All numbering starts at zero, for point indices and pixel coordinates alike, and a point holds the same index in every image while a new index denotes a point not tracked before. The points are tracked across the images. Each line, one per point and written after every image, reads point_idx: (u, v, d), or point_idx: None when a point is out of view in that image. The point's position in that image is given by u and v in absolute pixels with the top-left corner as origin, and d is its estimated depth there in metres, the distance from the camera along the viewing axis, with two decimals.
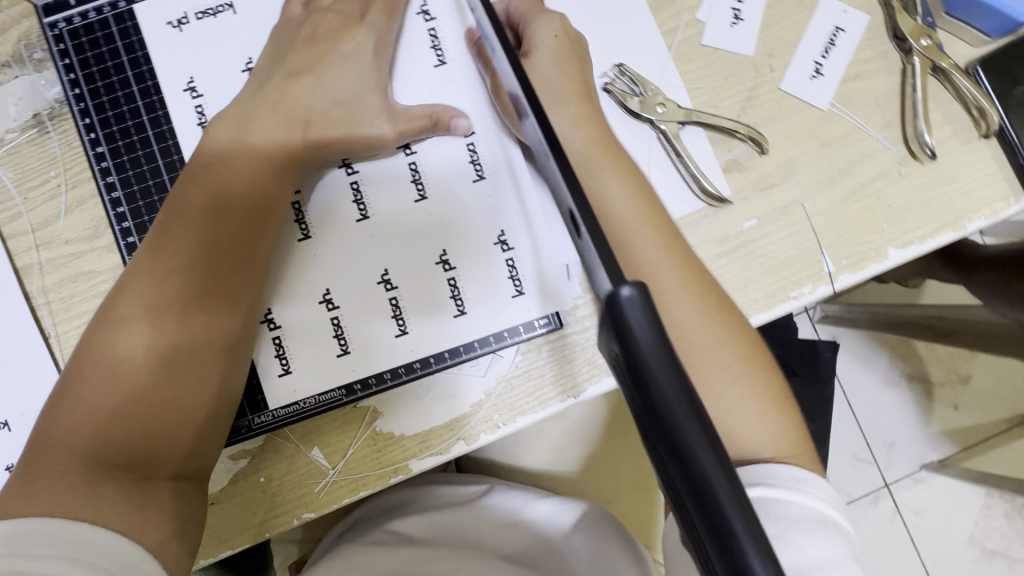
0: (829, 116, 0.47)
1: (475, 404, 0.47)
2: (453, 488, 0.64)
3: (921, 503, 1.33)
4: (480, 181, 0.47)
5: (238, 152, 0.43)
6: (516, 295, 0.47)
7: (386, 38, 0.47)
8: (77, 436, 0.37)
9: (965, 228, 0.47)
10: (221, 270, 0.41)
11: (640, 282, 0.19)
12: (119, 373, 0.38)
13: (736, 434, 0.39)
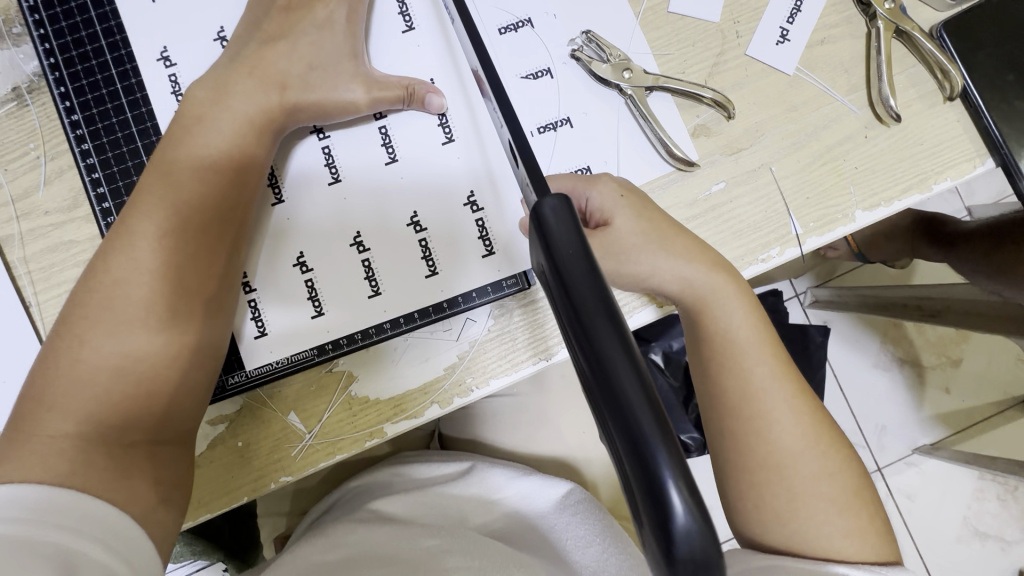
0: (795, 80, 0.48)
1: (449, 368, 0.48)
2: (433, 466, 0.64)
3: (914, 487, 1.34)
4: (450, 143, 0.48)
5: (213, 115, 0.43)
6: (487, 255, 0.48)
7: (359, 6, 0.47)
8: (67, 400, 0.37)
9: (931, 189, 0.48)
10: (204, 235, 0.41)
11: (561, 197, 0.24)
12: (104, 336, 0.38)
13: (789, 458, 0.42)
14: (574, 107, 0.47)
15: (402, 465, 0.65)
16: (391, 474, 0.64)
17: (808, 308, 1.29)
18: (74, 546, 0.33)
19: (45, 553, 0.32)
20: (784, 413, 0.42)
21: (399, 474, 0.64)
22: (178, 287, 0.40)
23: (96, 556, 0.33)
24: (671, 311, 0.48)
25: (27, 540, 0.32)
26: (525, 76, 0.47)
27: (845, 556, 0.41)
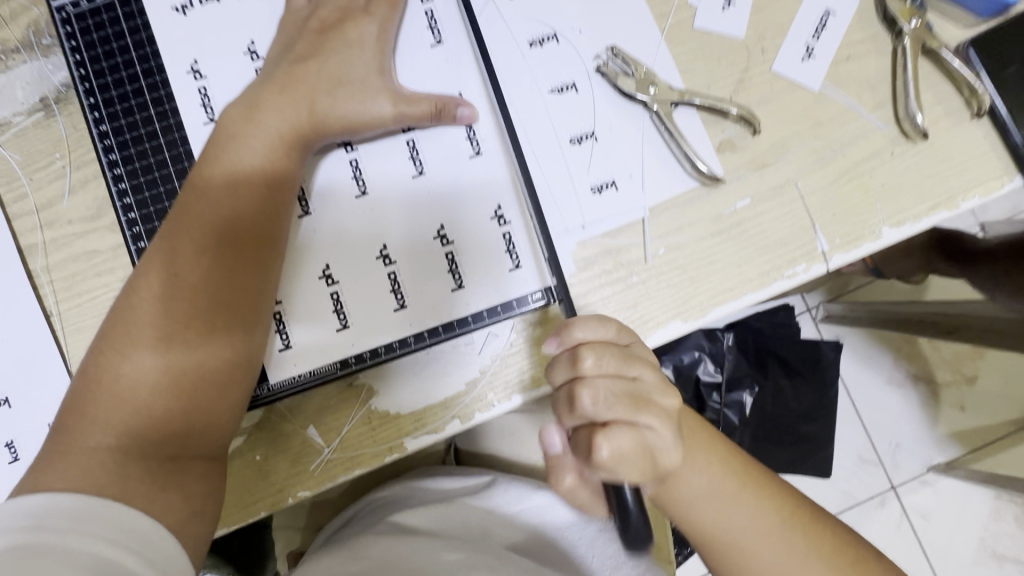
0: (821, 97, 0.48)
1: (470, 383, 0.47)
2: (452, 480, 0.64)
3: (929, 506, 1.31)
4: (477, 157, 0.47)
5: (247, 131, 0.43)
6: (514, 268, 0.47)
7: (389, 26, 0.47)
8: (110, 412, 0.38)
9: (959, 207, 0.47)
10: (241, 248, 0.41)
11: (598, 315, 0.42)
12: (143, 352, 0.39)
13: None
14: (600, 121, 0.47)
15: (422, 480, 0.65)
16: (411, 489, 0.63)
17: (820, 323, 1.27)
18: (111, 554, 0.32)
19: (78, 560, 0.31)
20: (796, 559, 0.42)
21: (420, 490, 0.63)
22: (220, 304, 0.40)
23: (132, 567, 0.33)
24: (697, 326, 0.47)
25: (62, 549, 0.31)
26: (552, 92, 0.47)
27: None
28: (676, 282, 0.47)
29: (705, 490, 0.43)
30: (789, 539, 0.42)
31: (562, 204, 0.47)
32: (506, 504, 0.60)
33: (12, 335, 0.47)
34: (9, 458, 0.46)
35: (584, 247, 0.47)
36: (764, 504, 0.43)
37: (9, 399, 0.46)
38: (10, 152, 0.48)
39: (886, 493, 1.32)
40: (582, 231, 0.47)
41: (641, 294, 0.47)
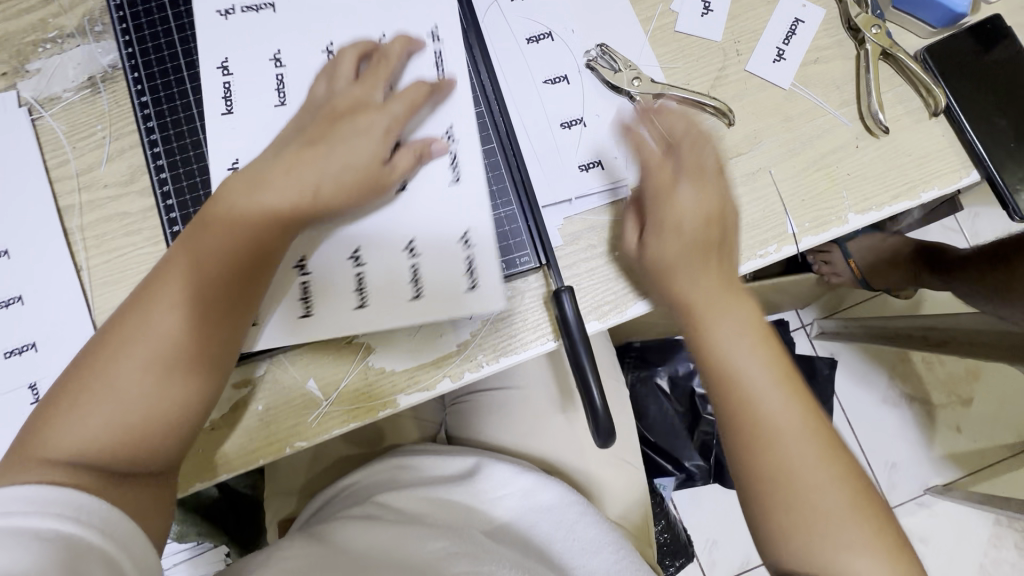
0: (791, 94, 0.52)
1: (461, 344, 0.50)
2: (437, 463, 0.64)
3: (926, 529, 1.30)
4: (474, 129, 0.50)
5: (246, 199, 0.44)
6: (505, 234, 0.50)
7: (400, 124, 0.47)
8: (76, 426, 0.39)
9: (920, 196, 0.51)
10: (222, 297, 0.43)
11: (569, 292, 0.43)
12: (116, 377, 0.40)
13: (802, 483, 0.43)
14: (588, 109, 0.52)
15: (411, 454, 0.66)
16: (400, 464, 0.64)
17: (814, 339, 1.31)
18: (73, 532, 0.36)
19: (42, 535, 0.34)
20: (808, 450, 0.43)
21: (410, 463, 0.64)
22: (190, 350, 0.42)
23: (92, 543, 0.36)
24: None
25: (26, 528, 0.34)
26: (545, 83, 0.52)
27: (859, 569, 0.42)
28: None
29: (745, 367, 0.45)
30: (817, 438, 0.44)
31: (552, 180, 0.51)
32: (491, 489, 0.61)
33: (44, 285, 0.51)
34: (33, 398, 0.50)
35: (570, 222, 0.51)
36: (796, 401, 0.44)
37: (36, 344, 0.50)
38: (58, 123, 0.53)
39: None
40: (569, 207, 0.51)
41: (623, 267, 0.51)
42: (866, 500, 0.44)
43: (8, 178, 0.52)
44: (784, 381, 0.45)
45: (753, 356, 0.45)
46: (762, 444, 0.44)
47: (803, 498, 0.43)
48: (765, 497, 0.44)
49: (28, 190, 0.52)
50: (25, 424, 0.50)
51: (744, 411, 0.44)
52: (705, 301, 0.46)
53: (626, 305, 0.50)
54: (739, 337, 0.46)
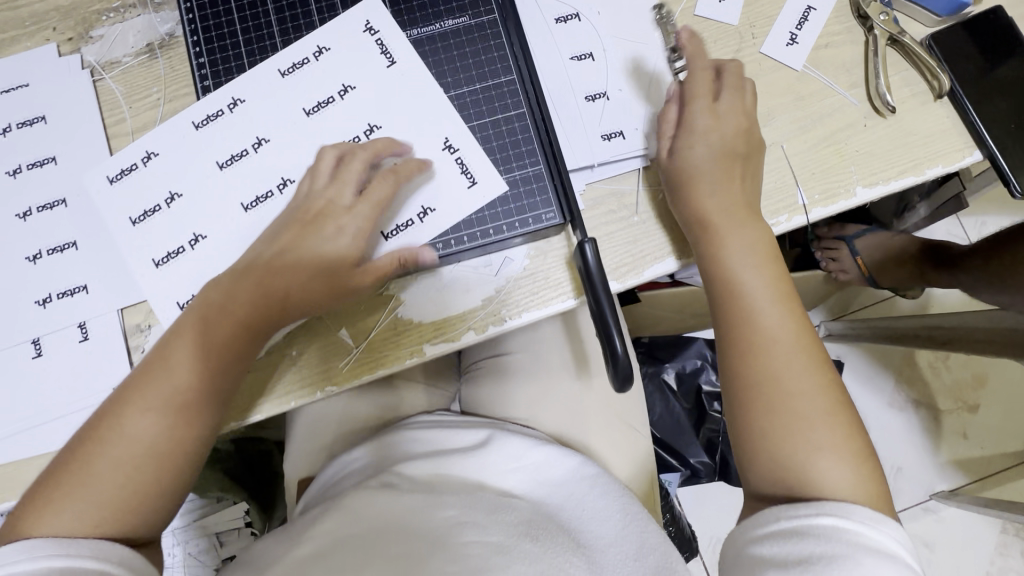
0: (803, 75, 0.56)
1: (486, 300, 0.53)
2: (453, 435, 0.64)
3: (930, 534, 1.29)
4: (508, 91, 0.53)
5: (221, 373, 0.47)
6: (532, 191, 0.51)
7: (369, 226, 0.50)
8: (76, 489, 0.42)
9: (924, 173, 0.54)
10: (216, 381, 0.46)
11: (593, 241, 0.46)
12: (119, 447, 0.43)
13: (782, 383, 0.45)
14: (611, 84, 0.55)
15: (418, 431, 0.65)
16: (407, 438, 0.64)
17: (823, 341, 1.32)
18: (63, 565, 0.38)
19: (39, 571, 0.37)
20: (789, 357, 0.46)
21: (417, 438, 0.64)
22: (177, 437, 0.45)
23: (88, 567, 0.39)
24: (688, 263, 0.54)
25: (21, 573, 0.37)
26: (572, 59, 0.55)
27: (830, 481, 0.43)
28: (671, 222, 0.54)
29: (758, 280, 0.48)
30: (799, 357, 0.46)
31: (575, 146, 0.54)
32: (504, 459, 0.60)
33: (98, 233, 0.54)
34: (81, 336, 0.53)
35: (592, 189, 0.54)
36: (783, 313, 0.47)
37: (87, 286, 0.54)
38: (117, 85, 0.57)
39: None
40: (591, 174, 0.54)
41: (641, 232, 0.54)
42: (845, 415, 0.45)
43: (68, 134, 0.56)
44: (784, 301, 0.48)
45: (751, 268, 0.48)
46: (762, 351, 0.46)
47: (785, 401, 0.45)
48: (751, 407, 0.46)
49: (88, 146, 0.56)
50: (74, 360, 0.53)
51: (742, 321, 0.47)
52: (723, 231, 0.49)
53: (643, 268, 0.53)
54: (750, 258, 0.49)
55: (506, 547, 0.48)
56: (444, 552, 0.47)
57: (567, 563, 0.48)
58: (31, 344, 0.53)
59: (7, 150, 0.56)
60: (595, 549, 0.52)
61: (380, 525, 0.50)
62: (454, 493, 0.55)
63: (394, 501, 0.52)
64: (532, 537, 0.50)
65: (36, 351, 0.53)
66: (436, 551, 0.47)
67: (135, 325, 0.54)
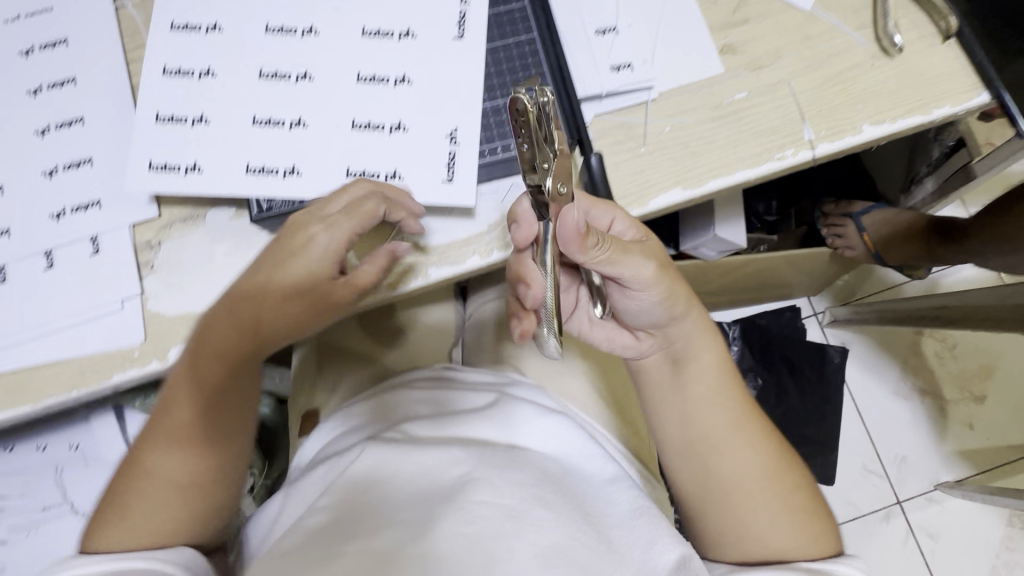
0: (811, 16, 0.56)
1: (491, 225, 0.54)
2: (466, 397, 0.61)
3: (935, 526, 1.26)
4: (521, 20, 0.54)
5: (217, 390, 0.46)
6: (545, 114, 0.53)
7: (348, 237, 0.45)
8: (125, 537, 0.46)
9: (931, 113, 0.54)
10: (217, 416, 0.47)
11: (597, 154, 0.51)
12: (151, 482, 0.47)
13: (722, 458, 0.51)
14: (621, 19, 0.56)
15: (419, 391, 0.63)
16: (408, 399, 0.62)
17: (826, 327, 1.31)
18: None
19: None
20: (736, 448, 0.51)
21: (419, 398, 0.62)
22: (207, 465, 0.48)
23: None
24: (694, 195, 0.54)
25: None
26: None
27: (770, 539, 0.49)
28: (677, 154, 0.54)
29: (712, 376, 0.53)
30: (745, 437, 0.52)
31: (584, 76, 0.54)
32: (513, 424, 0.56)
33: (112, 151, 0.55)
34: (92, 250, 0.54)
35: (599, 120, 0.55)
36: (744, 445, 0.51)
37: (99, 202, 0.55)
38: (138, 11, 0.58)
39: (892, 508, 1.28)
40: (599, 104, 0.55)
41: (646, 162, 0.54)
42: (786, 478, 0.51)
43: (88, 56, 0.57)
44: (723, 400, 0.52)
45: (708, 411, 0.52)
46: (715, 447, 0.51)
47: (731, 478, 0.51)
48: (703, 497, 0.52)
49: (106, 68, 0.57)
50: (85, 273, 0.54)
51: (697, 463, 0.52)
52: (682, 346, 0.53)
53: (648, 198, 0.54)
54: (708, 396, 0.52)
55: (518, 511, 0.45)
56: (457, 513, 0.44)
57: (579, 528, 0.46)
58: (43, 256, 0.54)
59: (29, 70, 0.57)
60: (615, 525, 0.49)
61: (386, 496, 0.48)
62: (462, 446, 0.52)
63: (399, 466, 0.50)
64: (544, 499, 0.47)
65: (48, 263, 0.54)
66: (448, 511, 0.44)
67: (145, 241, 0.54)
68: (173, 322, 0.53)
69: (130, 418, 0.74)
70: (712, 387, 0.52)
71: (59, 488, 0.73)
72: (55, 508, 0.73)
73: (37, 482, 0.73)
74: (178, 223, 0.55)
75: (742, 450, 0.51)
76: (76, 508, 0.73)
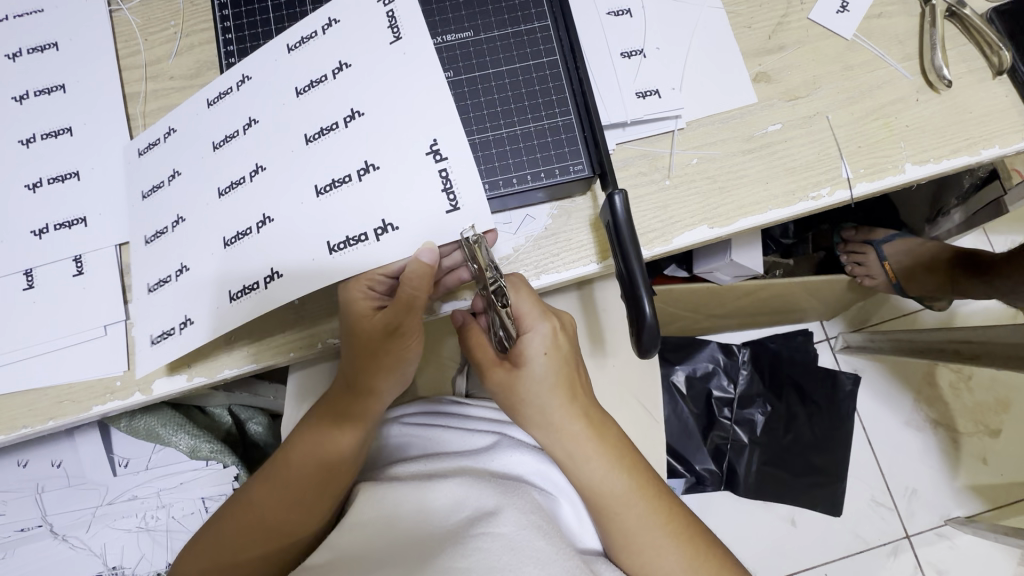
0: (852, 45, 0.53)
1: (503, 259, 0.51)
2: (456, 433, 0.56)
3: (946, 564, 1.13)
4: (541, 34, 0.50)
5: (318, 449, 0.50)
6: (561, 139, 0.48)
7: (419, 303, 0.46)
8: (206, 563, 0.50)
9: (980, 153, 0.51)
10: (310, 466, 0.50)
11: (623, 194, 0.44)
12: (249, 518, 0.50)
13: (644, 551, 0.48)
14: (649, 41, 0.52)
15: (407, 420, 0.59)
16: (393, 430, 0.58)
17: (837, 352, 1.22)
18: None
19: None
20: (660, 538, 0.49)
21: (398, 442, 0.58)
22: (297, 517, 0.50)
23: None
24: (722, 234, 0.50)
25: None
26: (609, 14, 0.53)
27: None
28: (703, 188, 0.50)
29: (596, 484, 0.49)
30: (665, 531, 0.49)
31: (608, 102, 0.51)
32: (509, 466, 0.52)
33: (101, 164, 0.52)
34: (75, 270, 0.51)
35: (622, 149, 0.51)
36: (668, 541, 0.49)
37: (85, 219, 0.51)
38: (134, 15, 0.55)
39: (900, 542, 1.14)
40: (622, 133, 0.51)
41: (671, 196, 0.50)
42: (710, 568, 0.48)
43: (80, 63, 0.54)
44: (620, 501, 0.49)
45: (630, 505, 0.49)
46: (630, 547, 0.49)
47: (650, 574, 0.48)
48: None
49: (99, 75, 0.54)
50: (67, 295, 0.50)
51: (619, 550, 0.49)
52: (563, 455, 0.50)
53: (671, 236, 0.50)
54: (610, 482, 0.49)
55: (517, 543, 0.42)
56: (455, 548, 0.41)
57: (576, 569, 0.43)
58: (24, 275, 0.50)
59: (15, 75, 0.53)
60: None
61: (374, 535, 0.45)
62: (453, 474, 0.49)
63: (386, 499, 0.47)
64: (543, 531, 0.44)
65: (28, 283, 0.50)
66: (445, 547, 0.41)
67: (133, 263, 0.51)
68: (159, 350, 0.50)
69: (117, 435, 0.71)
70: (620, 482, 0.49)
71: (39, 507, 0.69)
72: (34, 529, 0.70)
73: (17, 501, 0.69)
74: None
75: (668, 545, 0.49)
76: (56, 530, 0.70)
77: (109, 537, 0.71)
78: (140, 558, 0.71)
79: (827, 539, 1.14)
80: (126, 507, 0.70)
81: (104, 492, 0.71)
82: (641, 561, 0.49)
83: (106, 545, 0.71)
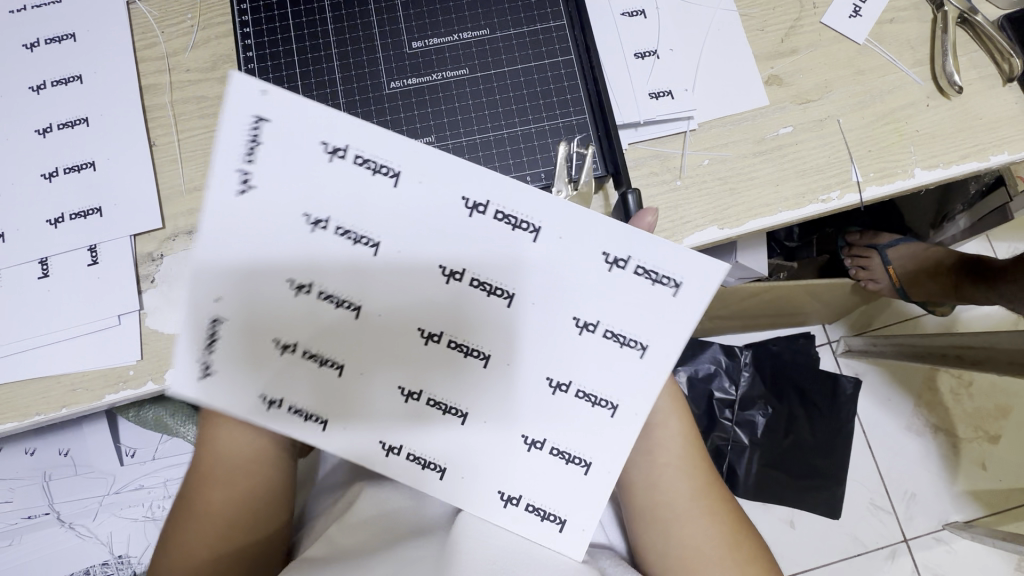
0: (864, 49, 0.53)
1: None
2: None
3: (942, 568, 1.14)
4: (560, 33, 0.52)
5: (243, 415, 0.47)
6: (577, 137, 0.50)
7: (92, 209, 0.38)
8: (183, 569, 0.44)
9: (989, 160, 0.51)
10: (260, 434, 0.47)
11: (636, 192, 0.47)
12: (209, 513, 0.45)
13: (681, 529, 0.47)
14: (663, 42, 0.53)
15: None
16: None
17: (840, 356, 1.22)
18: None
19: None
20: (698, 515, 0.47)
21: None
22: (255, 504, 0.47)
23: None
24: (731, 235, 0.50)
25: None
26: (623, 15, 0.53)
27: None
28: (713, 189, 0.51)
29: (667, 449, 0.49)
30: (707, 509, 0.48)
31: (623, 103, 0.52)
32: None
33: (119, 155, 0.53)
34: (90, 260, 0.51)
35: (635, 149, 0.52)
36: (709, 523, 0.47)
37: (100, 209, 0.52)
38: (150, 9, 0.55)
39: (897, 545, 1.15)
40: (635, 133, 0.52)
41: (682, 197, 0.51)
42: (746, 548, 0.47)
43: (97, 54, 0.54)
44: (673, 470, 0.49)
45: (681, 481, 0.48)
46: (667, 526, 0.47)
47: (684, 555, 0.46)
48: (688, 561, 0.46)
49: (117, 66, 0.54)
50: (80, 284, 0.50)
51: (659, 526, 0.48)
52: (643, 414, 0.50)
53: (682, 236, 0.50)
54: (667, 444, 0.49)
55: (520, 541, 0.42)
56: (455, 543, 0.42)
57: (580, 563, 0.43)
58: (39, 264, 0.51)
59: (32, 64, 0.54)
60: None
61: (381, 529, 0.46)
62: None
63: (381, 493, 0.49)
64: None
65: (43, 272, 0.51)
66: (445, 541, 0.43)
67: (147, 254, 0.52)
68: (171, 342, 0.50)
69: (124, 426, 0.70)
70: (678, 455, 0.49)
71: (45, 496, 0.70)
72: (42, 516, 0.71)
73: (25, 488, 0.69)
74: (182, 235, 0.52)
75: (712, 525, 0.47)
76: (62, 518, 0.72)
77: (115, 526, 0.74)
78: (144, 546, 0.74)
79: (825, 541, 1.14)
80: (133, 497, 0.73)
81: (110, 482, 0.71)
82: (679, 539, 0.47)
83: (112, 533, 0.74)
